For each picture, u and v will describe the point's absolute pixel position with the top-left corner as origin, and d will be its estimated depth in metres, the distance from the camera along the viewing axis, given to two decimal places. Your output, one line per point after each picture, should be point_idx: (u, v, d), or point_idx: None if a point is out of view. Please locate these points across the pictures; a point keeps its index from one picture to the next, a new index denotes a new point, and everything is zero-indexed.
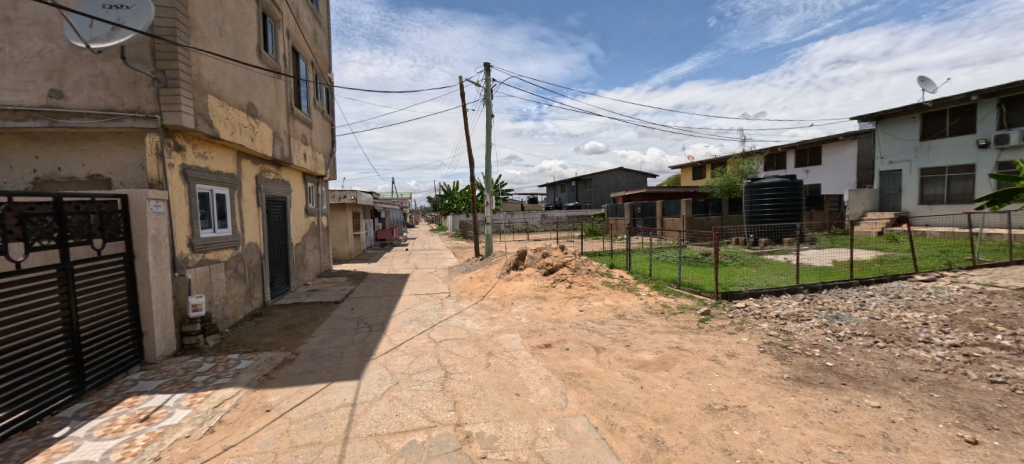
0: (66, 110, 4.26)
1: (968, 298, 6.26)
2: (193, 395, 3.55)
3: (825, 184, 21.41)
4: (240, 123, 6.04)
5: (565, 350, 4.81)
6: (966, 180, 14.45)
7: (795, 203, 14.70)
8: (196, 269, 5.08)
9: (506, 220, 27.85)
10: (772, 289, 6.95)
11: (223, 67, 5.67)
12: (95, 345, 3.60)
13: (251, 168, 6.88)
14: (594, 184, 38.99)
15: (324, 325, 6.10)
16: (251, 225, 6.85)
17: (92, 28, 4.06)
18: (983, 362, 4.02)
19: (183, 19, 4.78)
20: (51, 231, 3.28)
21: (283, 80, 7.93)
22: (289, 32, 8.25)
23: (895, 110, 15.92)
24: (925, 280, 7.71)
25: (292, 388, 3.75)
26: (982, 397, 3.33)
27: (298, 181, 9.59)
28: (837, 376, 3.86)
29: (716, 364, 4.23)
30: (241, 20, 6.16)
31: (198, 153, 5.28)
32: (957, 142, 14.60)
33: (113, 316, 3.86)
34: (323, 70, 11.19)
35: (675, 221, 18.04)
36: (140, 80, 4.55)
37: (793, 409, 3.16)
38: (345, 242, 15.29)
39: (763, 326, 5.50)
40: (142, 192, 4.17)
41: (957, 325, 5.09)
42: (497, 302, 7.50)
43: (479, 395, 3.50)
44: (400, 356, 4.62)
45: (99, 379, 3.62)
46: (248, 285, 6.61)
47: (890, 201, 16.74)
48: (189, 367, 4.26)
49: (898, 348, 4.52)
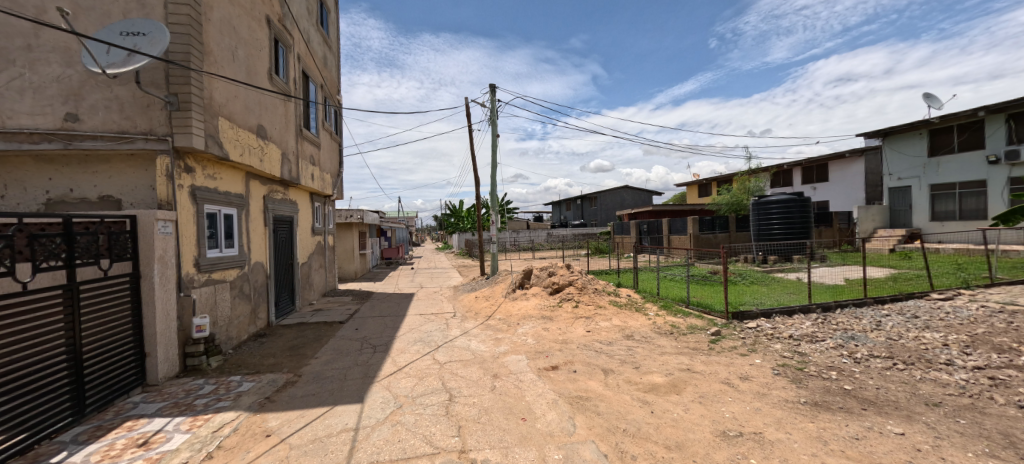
0: (80, 133, 4.37)
1: (988, 318, 6.05)
2: (192, 419, 3.48)
3: (834, 200, 21.22)
4: (250, 144, 6.16)
5: (572, 372, 4.70)
6: (977, 196, 14.24)
7: (804, 219, 14.52)
8: (201, 289, 5.09)
9: (512, 238, 27.98)
10: (784, 309, 6.80)
11: (235, 90, 5.84)
12: (97, 365, 3.57)
13: (259, 188, 6.98)
14: (600, 202, 39.09)
15: (328, 346, 6.02)
16: (258, 244, 6.90)
17: (109, 54, 4.18)
18: (1010, 385, 3.84)
19: (197, 44, 4.94)
20: (59, 252, 3.31)
21: (292, 102, 8.11)
22: (299, 55, 8.52)
23: (902, 126, 15.90)
24: (942, 298, 7.51)
25: (294, 412, 3.67)
26: (1012, 424, 3.15)
27: (306, 200, 9.68)
28: (857, 400, 3.71)
29: (729, 388, 4.09)
30: (254, 46, 6.37)
31: (208, 174, 5.39)
32: (967, 158, 14.47)
33: (117, 337, 3.83)
34: (332, 92, 11.53)
35: (682, 238, 17.81)
36: (153, 104, 4.68)
37: (813, 436, 3.02)
38: (351, 261, 15.23)
39: (776, 347, 5.34)
40: (151, 212, 4.21)
41: (979, 346, 4.91)
42: (502, 323, 7.36)
43: (484, 420, 3.39)
44: (404, 378, 4.54)
45: (99, 402, 3.57)
46: (253, 306, 6.59)
47: (901, 217, 16.48)
48: (190, 389, 4.21)
49: (918, 370, 4.35)
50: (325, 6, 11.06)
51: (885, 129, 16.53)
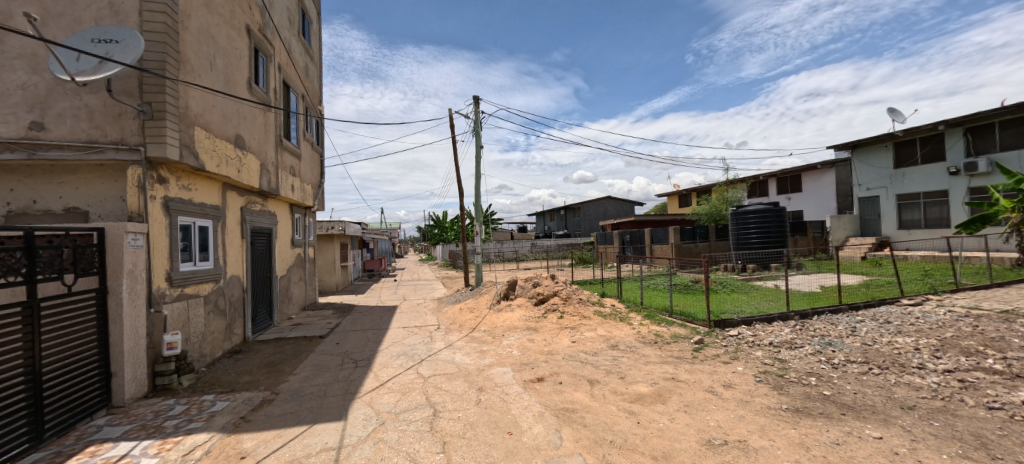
0: (46, 142, 4.18)
1: (956, 322, 6.30)
2: (161, 442, 3.29)
3: (808, 210, 21.97)
4: (227, 155, 6.00)
5: (558, 383, 4.65)
6: (941, 205, 14.96)
7: (780, 229, 14.97)
8: (172, 304, 4.87)
9: (496, 249, 27.92)
10: (764, 316, 6.92)
11: (212, 100, 5.70)
12: (57, 387, 3.34)
13: (236, 200, 6.78)
14: (583, 212, 39.54)
15: (307, 362, 5.83)
16: (234, 257, 6.68)
17: (78, 61, 4.02)
18: (978, 387, 3.98)
19: (173, 53, 4.82)
20: (20, 267, 3.12)
21: (272, 112, 7.97)
22: (280, 65, 8.41)
23: (869, 138, 16.67)
24: (911, 304, 7.81)
25: (270, 432, 3.52)
26: (982, 425, 3.26)
27: (285, 211, 9.45)
28: (836, 405, 3.78)
29: (713, 396, 4.12)
30: (233, 55, 6.26)
31: (182, 186, 5.21)
32: (929, 169, 15.23)
33: (80, 356, 3.61)
34: (313, 103, 11.41)
35: (664, 248, 18.09)
36: (125, 113, 4.52)
37: (795, 443, 3.05)
38: (332, 273, 14.97)
39: (757, 355, 5.42)
40: (120, 225, 4.03)
41: (948, 349, 5.09)
42: (487, 335, 7.27)
43: (469, 435, 3.32)
44: (387, 394, 4.41)
45: (59, 426, 3.34)
46: (228, 321, 6.35)
47: (871, 226, 17.15)
48: (160, 410, 3.99)
49: (893, 374, 4.48)
50: (307, 16, 11.01)
51: (853, 141, 17.28)
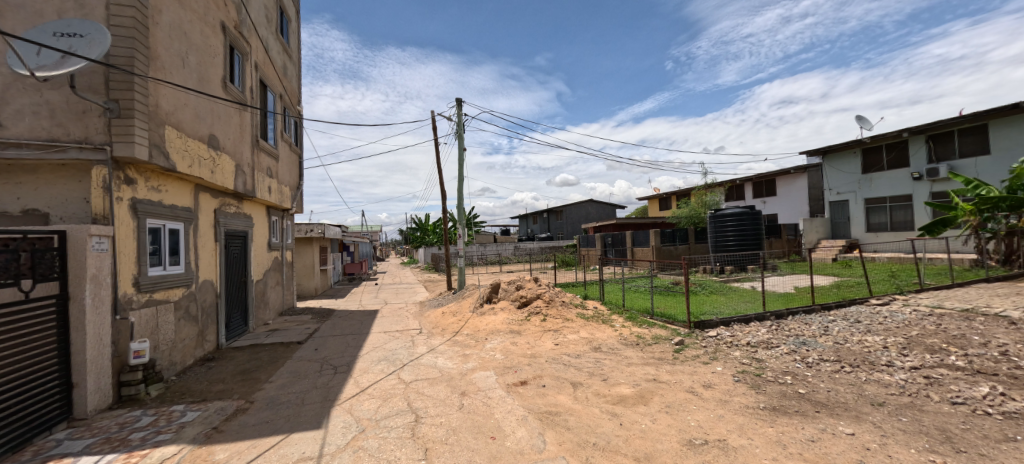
0: (1, 140, 3.94)
1: (920, 321, 6.59)
2: (126, 456, 3.12)
3: (783, 213, 22.69)
4: (200, 155, 5.79)
5: (541, 386, 4.64)
6: (905, 209, 15.69)
7: (756, 231, 15.40)
8: (140, 311, 4.65)
9: (479, 252, 27.82)
10: (742, 317, 7.08)
11: (184, 98, 5.51)
12: (11, 399, 3.13)
13: (209, 202, 6.55)
14: (566, 215, 39.82)
15: (284, 369, 5.66)
16: (207, 261, 6.43)
17: (39, 56, 3.83)
18: (942, 383, 4.16)
19: (143, 49, 4.63)
20: None
21: (248, 112, 7.75)
22: (257, 64, 8.20)
23: (839, 145, 17.36)
24: (879, 303, 8.14)
25: (244, 442, 3.38)
26: (946, 419, 3.40)
27: (262, 214, 9.18)
28: (811, 403, 3.89)
29: (693, 396, 4.18)
30: (207, 52, 6.07)
31: (151, 186, 5.00)
32: (894, 175, 15.97)
33: (37, 367, 3.38)
34: (292, 103, 11.15)
35: (645, 250, 18.37)
36: (90, 110, 4.31)
37: (773, 441, 3.12)
38: (311, 277, 14.62)
39: (736, 355, 5.54)
40: (84, 227, 3.82)
41: (914, 347, 5.32)
42: (470, 339, 7.20)
43: (452, 440, 3.27)
44: (367, 400, 4.32)
45: (14, 441, 3.13)
46: (200, 327, 6.11)
47: (841, 229, 17.85)
48: (126, 422, 3.79)
49: (863, 372, 4.64)
50: (286, 14, 10.76)
51: (824, 148, 17.96)
